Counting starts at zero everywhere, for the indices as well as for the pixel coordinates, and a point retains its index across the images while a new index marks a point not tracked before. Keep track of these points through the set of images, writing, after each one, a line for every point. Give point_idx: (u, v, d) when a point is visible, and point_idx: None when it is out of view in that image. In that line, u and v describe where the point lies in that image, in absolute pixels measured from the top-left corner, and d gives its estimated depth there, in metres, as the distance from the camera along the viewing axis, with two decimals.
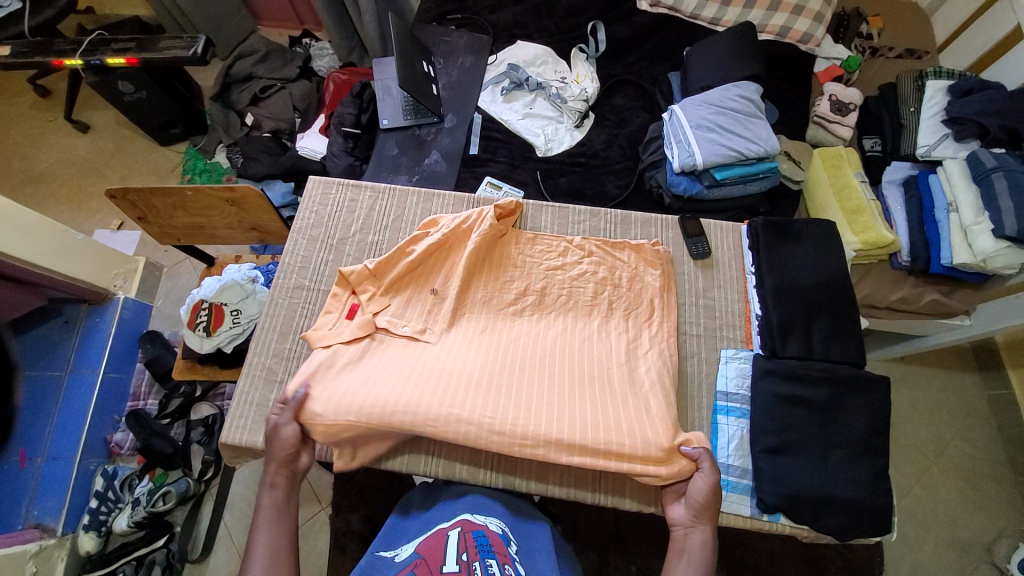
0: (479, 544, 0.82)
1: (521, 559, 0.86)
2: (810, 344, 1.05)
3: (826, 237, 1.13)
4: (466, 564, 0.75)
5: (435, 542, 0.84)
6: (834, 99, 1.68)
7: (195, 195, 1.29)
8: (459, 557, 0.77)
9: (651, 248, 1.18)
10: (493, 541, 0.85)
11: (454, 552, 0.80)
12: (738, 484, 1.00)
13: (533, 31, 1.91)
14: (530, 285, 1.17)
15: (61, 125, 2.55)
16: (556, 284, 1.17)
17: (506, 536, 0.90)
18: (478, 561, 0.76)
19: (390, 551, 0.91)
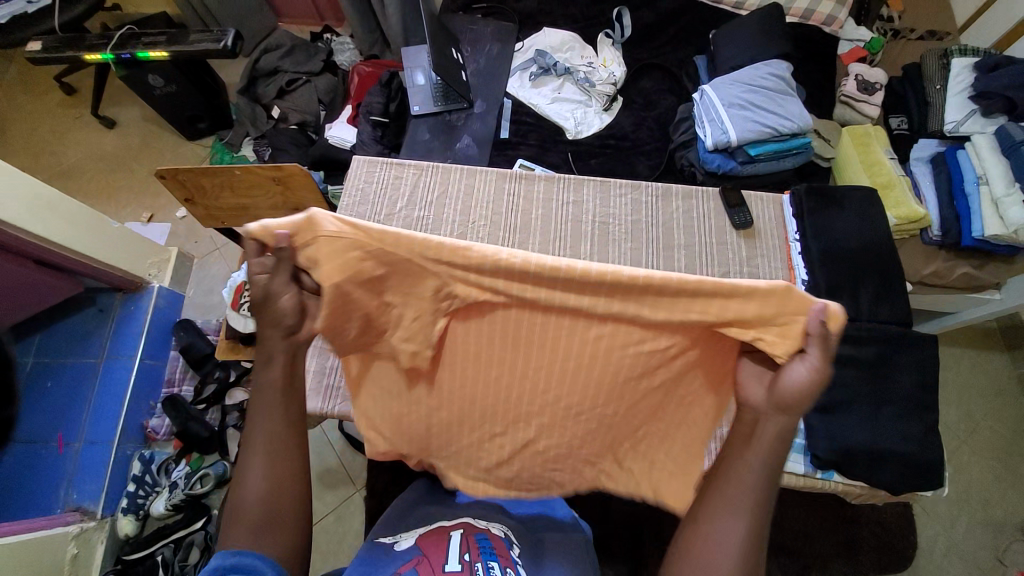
0: (482, 545, 0.82)
1: (523, 561, 0.86)
2: (857, 307, 1.06)
3: (867, 204, 1.14)
4: (468, 564, 0.76)
5: (436, 539, 0.84)
6: (860, 79, 1.71)
7: (243, 174, 1.32)
8: (461, 557, 0.77)
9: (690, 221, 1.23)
10: (496, 544, 0.85)
11: (458, 551, 0.81)
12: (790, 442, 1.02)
13: (558, 18, 1.94)
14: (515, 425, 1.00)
15: (89, 122, 2.60)
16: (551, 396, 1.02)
17: (508, 539, 0.90)
18: (479, 562, 0.77)
19: (390, 539, 0.92)
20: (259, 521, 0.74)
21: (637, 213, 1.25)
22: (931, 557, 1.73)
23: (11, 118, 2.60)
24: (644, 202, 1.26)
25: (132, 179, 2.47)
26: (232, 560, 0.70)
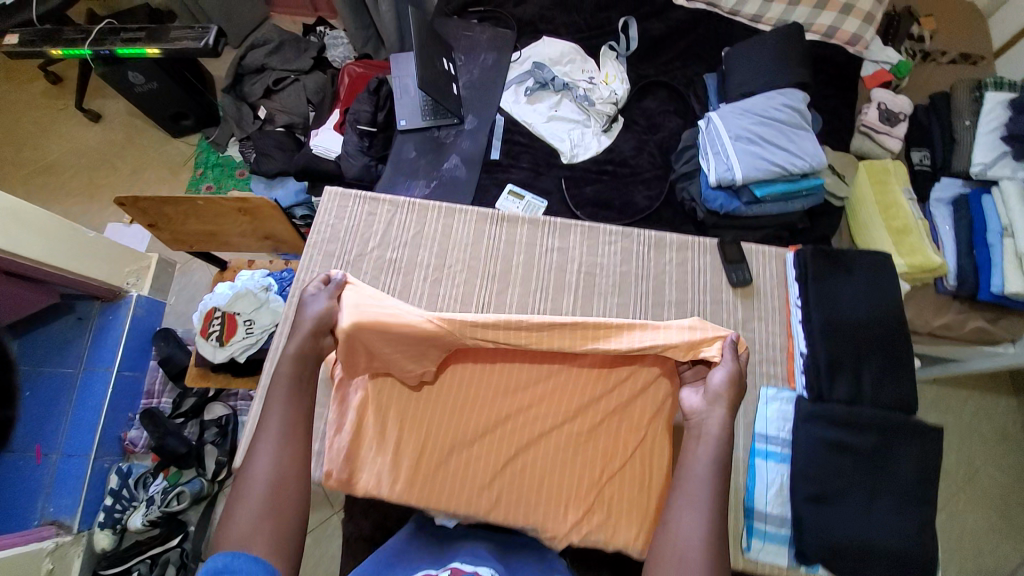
0: None
1: None
2: (859, 387, 0.98)
3: (877, 268, 1.04)
4: None
5: None
6: (883, 108, 1.56)
7: (206, 204, 1.24)
8: None
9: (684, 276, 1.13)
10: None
11: None
12: (775, 533, 0.95)
13: (560, 26, 1.80)
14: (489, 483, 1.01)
15: (72, 114, 2.50)
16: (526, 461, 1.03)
17: None
18: None
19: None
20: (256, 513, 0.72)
21: (624, 264, 1.16)
22: None
23: None
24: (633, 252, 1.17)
25: (115, 177, 2.37)
26: (226, 560, 0.65)
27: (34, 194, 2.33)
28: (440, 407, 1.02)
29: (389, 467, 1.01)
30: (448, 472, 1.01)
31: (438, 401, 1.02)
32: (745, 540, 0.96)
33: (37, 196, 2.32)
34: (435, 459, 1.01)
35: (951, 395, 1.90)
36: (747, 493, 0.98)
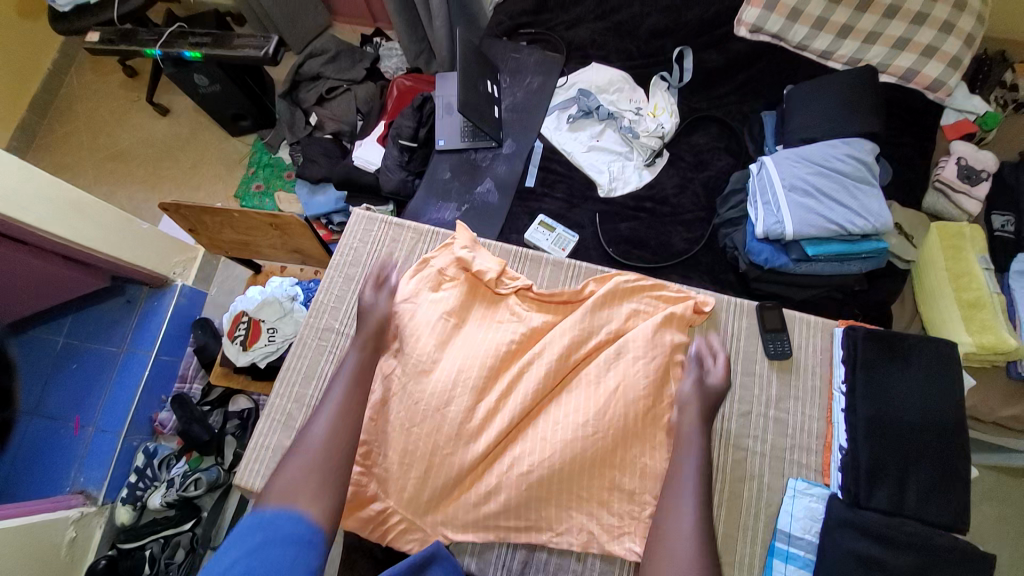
0: None
1: None
2: (903, 498, 0.85)
3: (939, 362, 0.92)
4: None
5: None
6: (963, 163, 1.39)
7: (241, 216, 1.27)
8: None
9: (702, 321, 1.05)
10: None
11: None
12: None
13: (611, 53, 1.74)
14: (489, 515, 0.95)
15: (145, 107, 2.68)
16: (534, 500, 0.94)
17: None
18: None
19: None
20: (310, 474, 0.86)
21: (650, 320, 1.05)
22: None
23: (77, 95, 2.72)
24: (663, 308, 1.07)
25: (176, 169, 2.52)
26: (265, 517, 0.79)
27: (105, 179, 2.52)
28: (451, 419, 0.97)
29: (395, 476, 0.98)
30: (459, 484, 0.97)
31: (450, 409, 0.97)
32: None
33: (108, 182, 2.51)
34: (441, 480, 0.96)
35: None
36: None
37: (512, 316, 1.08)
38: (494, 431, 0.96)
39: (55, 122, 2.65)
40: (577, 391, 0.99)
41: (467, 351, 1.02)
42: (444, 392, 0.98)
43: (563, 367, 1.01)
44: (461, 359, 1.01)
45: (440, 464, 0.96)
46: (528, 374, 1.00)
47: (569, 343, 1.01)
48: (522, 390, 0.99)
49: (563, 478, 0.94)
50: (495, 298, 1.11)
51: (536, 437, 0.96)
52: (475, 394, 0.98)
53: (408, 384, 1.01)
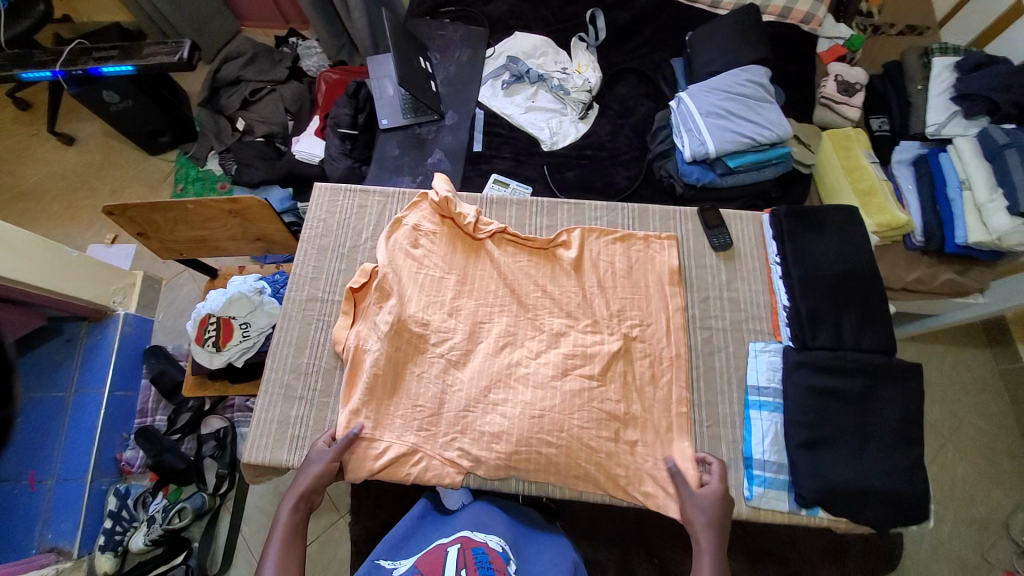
0: (479, 561, 0.84)
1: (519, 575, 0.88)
2: (841, 335, 1.03)
3: (849, 225, 1.11)
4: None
5: (434, 559, 0.85)
6: (840, 79, 1.65)
7: (196, 207, 1.25)
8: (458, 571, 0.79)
9: (660, 240, 1.18)
10: (494, 559, 0.86)
11: (454, 567, 0.82)
12: (775, 479, 0.99)
13: (530, 21, 1.87)
14: (507, 429, 1.02)
15: (45, 139, 2.46)
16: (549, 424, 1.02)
17: (505, 553, 0.92)
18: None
19: (389, 563, 0.94)
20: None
21: (630, 267, 1.15)
22: (922, 566, 1.62)
23: None
24: (644, 258, 1.16)
25: (94, 199, 2.34)
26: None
27: (12, 221, 2.28)
28: (456, 355, 1.09)
29: (406, 418, 1.04)
30: (469, 413, 1.04)
31: (456, 346, 1.10)
32: (746, 489, 1.00)
33: (15, 223, 2.28)
34: (456, 409, 1.04)
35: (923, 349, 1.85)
36: (744, 445, 1.03)
37: (492, 261, 1.16)
38: (496, 360, 1.08)
39: None
40: (564, 312, 1.12)
41: (454, 298, 1.13)
42: (442, 331, 1.10)
43: (550, 295, 1.13)
44: (454, 306, 1.13)
45: (454, 397, 1.06)
46: (537, 299, 1.13)
47: (539, 272, 1.15)
48: (518, 323, 1.12)
49: (567, 386, 1.05)
50: (472, 247, 1.18)
51: (536, 361, 1.08)
52: (469, 329, 1.11)
53: (408, 334, 1.09)
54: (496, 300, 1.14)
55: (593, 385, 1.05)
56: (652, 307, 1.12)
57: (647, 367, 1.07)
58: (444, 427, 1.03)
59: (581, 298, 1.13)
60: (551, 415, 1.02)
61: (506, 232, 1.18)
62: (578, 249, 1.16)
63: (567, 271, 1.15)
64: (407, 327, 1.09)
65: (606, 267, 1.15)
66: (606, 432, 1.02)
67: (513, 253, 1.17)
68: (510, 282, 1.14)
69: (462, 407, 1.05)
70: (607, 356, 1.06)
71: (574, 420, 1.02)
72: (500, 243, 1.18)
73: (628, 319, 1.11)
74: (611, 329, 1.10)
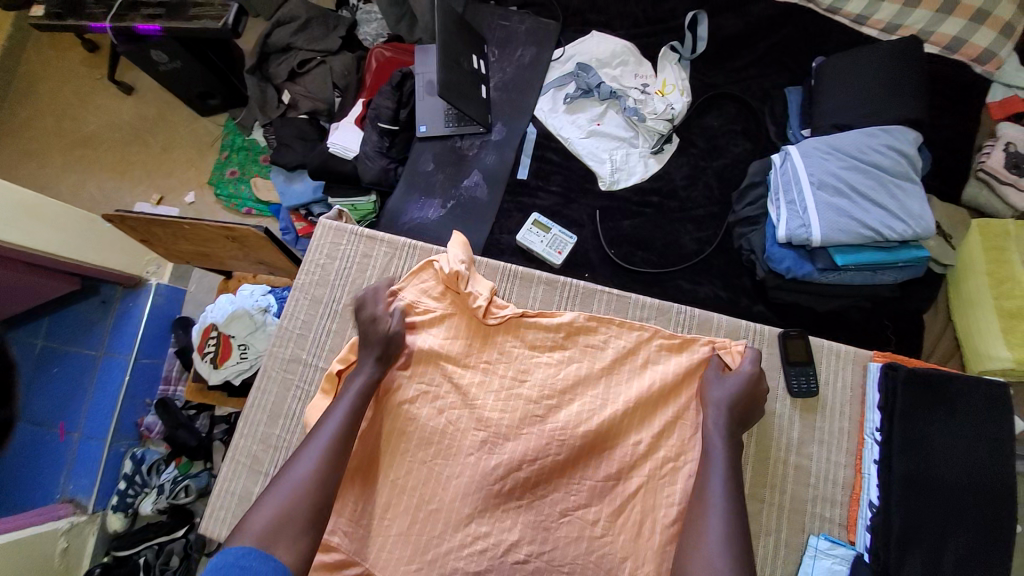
0: None
1: None
2: (940, 567, 0.75)
3: (987, 410, 0.81)
4: None
5: None
6: (1013, 149, 1.20)
7: (192, 228, 1.14)
8: None
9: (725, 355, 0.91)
10: None
11: None
12: None
13: (614, 19, 1.53)
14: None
15: (106, 86, 2.44)
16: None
17: None
18: None
19: None
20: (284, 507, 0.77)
21: (672, 396, 0.92)
22: None
23: (34, 74, 2.47)
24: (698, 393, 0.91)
25: (146, 155, 2.33)
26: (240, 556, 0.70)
27: (73, 168, 2.33)
28: (434, 469, 0.89)
29: (372, 530, 0.87)
30: (440, 540, 0.85)
31: (437, 455, 0.90)
32: None
33: (76, 171, 2.32)
34: (425, 536, 0.86)
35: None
36: None
37: (504, 353, 0.97)
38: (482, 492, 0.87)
39: (15, 105, 2.41)
40: (587, 431, 0.89)
41: (449, 391, 0.94)
42: (426, 433, 0.91)
43: (568, 393, 0.93)
44: (447, 405, 0.93)
45: (426, 517, 0.87)
46: (543, 409, 0.92)
47: (557, 375, 0.95)
48: (517, 439, 0.90)
49: (561, 532, 0.86)
50: (489, 334, 0.99)
51: (540, 504, 0.88)
52: (453, 431, 0.91)
53: (386, 432, 0.92)
54: (495, 400, 0.94)
55: (592, 529, 0.86)
56: (694, 445, 0.89)
57: (671, 534, 0.85)
58: (409, 551, 0.85)
59: (609, 416, 0.90)
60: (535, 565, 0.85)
61: (525, 319, 0.99)
62: (614, 351, 0.96)
63: (594, 373, 0.95)
64: (390, 421, 0.92)
65: (646, 379, 0.93)
66: None
67: (531, 346, 0.97)
68: (515, 386, 0.95)
69: (439, 533, 0.86)
70: (619, 501, 0.87)
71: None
72: (517, 336, 0.98)
73: (660, 454, 0.89)
74: (633, 463, 0.89)
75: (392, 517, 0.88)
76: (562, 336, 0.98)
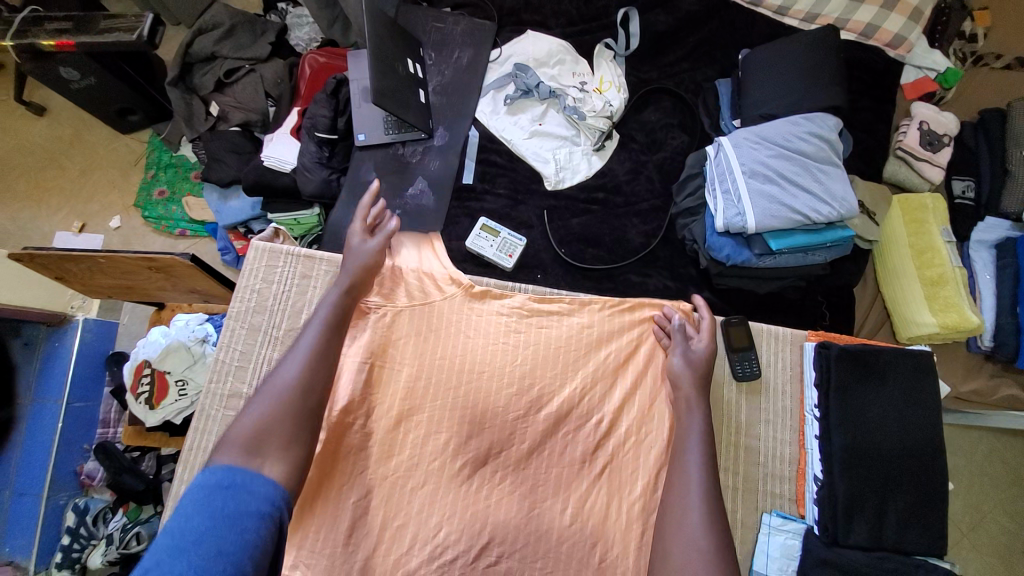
0: None
1: None
2: (881, 530, 0.81)
3: (915, 376, 0.86)
4: None
5: None
6: (924, 128, 1.31)
7: (109, 261, 1.05)
8: None
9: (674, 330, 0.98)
10: None
11: None
12: None
13: (548, 17, 1.54)
14: None
15: (11, 106, 2.23)
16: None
17: None
18: None
19: None
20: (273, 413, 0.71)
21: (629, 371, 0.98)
22: None
23: None
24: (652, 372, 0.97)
25: (64, 180, 2.14)
26: (243, 476, 0.63)
27: None
28: (401, 483, 0.90)
29: (337, 561, 0.85)
30: (410, 558, 0.86)
31: (401, 473, 0.90)
32: None
33: None
34: (393, 555, 0.86)
35: (964, 437, 1.48)
36: None
37: (458, 355, 0.97)
38: (451, 499, 0.89)
39: None
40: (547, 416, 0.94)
41: (410, 402, 0.94)
42: (387, 444, 0.92)
43: (527, 391, 0.95)
44: (404, 416, 0.93)
45: (391, 537, 0.87)
46: (500, 407, 0.94)
47: (516, 368, 0.96)
48: (482, 438, 0.92)
49: (531, 528, 0.87)
50: (456, 310, 1.00)
51: (507, 512, 0.88)
52: (417, 443, 0.92)
53: (346, 453, 0.90)
54: (454, 403, 0.94)
55: (561, 520, 0.88)
56: (651, 418, 0.95)
57: (637, 508, 0.89)
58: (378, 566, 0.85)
59: (564, 404, 0.93)
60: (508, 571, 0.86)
61: (474, 291, 1.01)
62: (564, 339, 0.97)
63: (551, 357, 0.98)
64: (346, 439, 0.91)
65: (600, 359, 0.98)
66: None
67: (482, 354, 0.97)
68: (470, 398, 0.94)
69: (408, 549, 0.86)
70: (586, 484, 0.91)
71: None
72: (470, 346, 0.98)
73: (620, 430, 0.94)
74: (597, 444, 0.93)
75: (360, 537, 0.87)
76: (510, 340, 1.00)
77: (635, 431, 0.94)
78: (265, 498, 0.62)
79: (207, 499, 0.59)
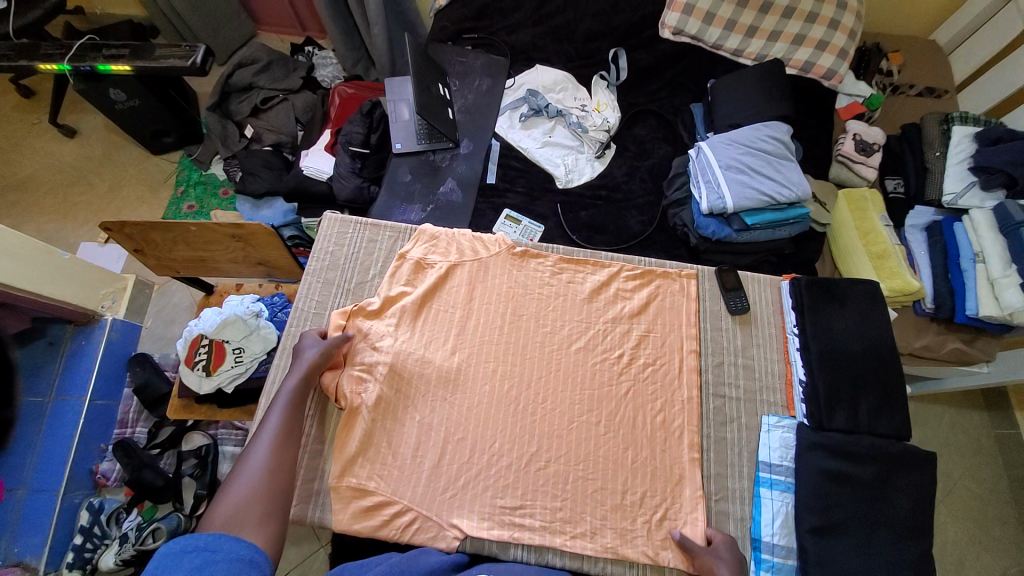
0: None
1: None
2: (857, 419, 1.02)
3: (869, 300, 1.11)
4: None
5: None
6: (858, 138, 1.66)
7: (198, 229, 1.22)
8: None
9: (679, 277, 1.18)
10: None
11: None
12: (782, 482, 1.01)
13: (552, 55, 1.87)
14: (519, 495, 0.98)
15: (45, 129, 2.39)
16: (558, 482, 0.99)
17: None
18: None
19: None
20: (237, 509, 0.82)
21: (648, 314, 1.14)
22: None
23: None
24: (668, 308, 1.15)
25: (94, 195, 2.27)
26: (206, 540, 0.73)
27: (4, 212, 2.20)
28: (461, 406, 1.04)
29: (406, 471, 0.99)
30: (471, 465, 1.00)
31: (461, 399, 1.05)
32: (754, 492, 1.01)
33: (9, 214, 2.20)
34: (456, 464, 1.00)
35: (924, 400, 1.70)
36: (753, 524, 0.99)
37: (501, 300, 1.14)
38: (503, 417, 1.03)
39: None
40: (580, 346, 1.10)
41: (462, 340, 1.10)
42: (445, 372, 1.07)
43: (561, 328, 1.12)
44: (458, 350, 1.09)
45: (454, 448, 1.01)
46: (540, 338, 1.11)
47: (553, 309, 1.14)
48: (523, 366, 1.08)
49: (572, 436, 1.02)
50: (497, 271, 1.17)
51: (547, 428, 1.03)
52: (471, 370, 1.07)
53: (404, 383, 1.05)
54: (500, 338, 1.10)
55: (596, 429, 1.03)
56: (664, 350, 1.10)
57: (659, 413, 1.05)
58: (442, 473, 0.99)
59: (594, 334, 1.11)
60: (559, 473, 1.00)
61: (516, 250, 1.20)
62: (591, 284, 1.17)
63: (578, 303, 1.15)
64: (409, 370, 1.06)
65: (620, 305, 1.15)
66: (609, 489, 0.99)
67: (518, 300, 1.15)
68: (511, 336, 1.11)
69: (468, 456, 1.00)
70: (613, 404, 1.05)
71: (583, 471, 1.00)
72: (511, 293, 1.15)
73: (640, 360, 1.09)
74: (622, 370, 1.08)
75: (424, 450, 1.01)
76: (545, 290, 1.16)
77: (660, 360, 1.09)
78: (240, 552, 0.74)
79: (177, 557, 0.70)
